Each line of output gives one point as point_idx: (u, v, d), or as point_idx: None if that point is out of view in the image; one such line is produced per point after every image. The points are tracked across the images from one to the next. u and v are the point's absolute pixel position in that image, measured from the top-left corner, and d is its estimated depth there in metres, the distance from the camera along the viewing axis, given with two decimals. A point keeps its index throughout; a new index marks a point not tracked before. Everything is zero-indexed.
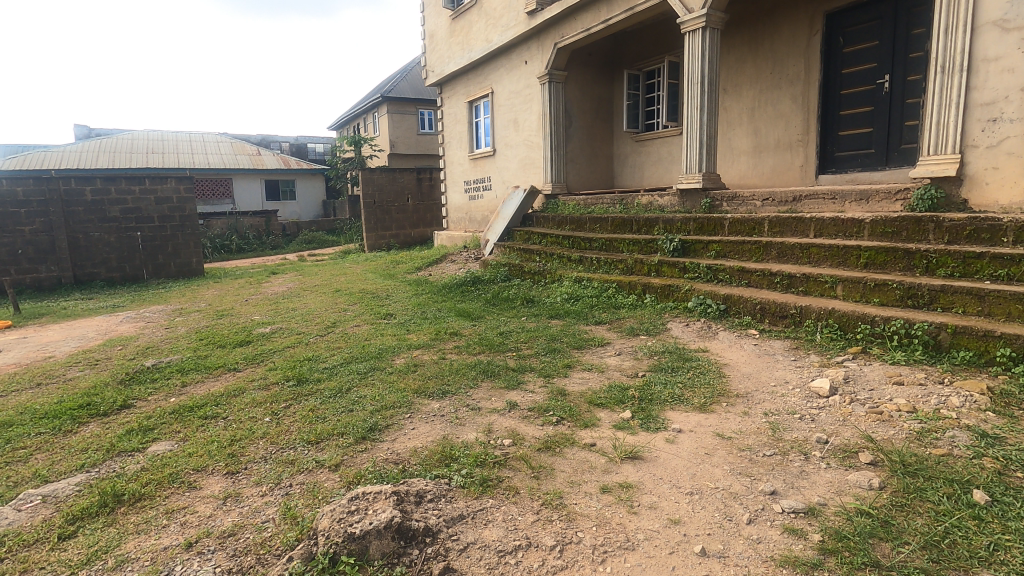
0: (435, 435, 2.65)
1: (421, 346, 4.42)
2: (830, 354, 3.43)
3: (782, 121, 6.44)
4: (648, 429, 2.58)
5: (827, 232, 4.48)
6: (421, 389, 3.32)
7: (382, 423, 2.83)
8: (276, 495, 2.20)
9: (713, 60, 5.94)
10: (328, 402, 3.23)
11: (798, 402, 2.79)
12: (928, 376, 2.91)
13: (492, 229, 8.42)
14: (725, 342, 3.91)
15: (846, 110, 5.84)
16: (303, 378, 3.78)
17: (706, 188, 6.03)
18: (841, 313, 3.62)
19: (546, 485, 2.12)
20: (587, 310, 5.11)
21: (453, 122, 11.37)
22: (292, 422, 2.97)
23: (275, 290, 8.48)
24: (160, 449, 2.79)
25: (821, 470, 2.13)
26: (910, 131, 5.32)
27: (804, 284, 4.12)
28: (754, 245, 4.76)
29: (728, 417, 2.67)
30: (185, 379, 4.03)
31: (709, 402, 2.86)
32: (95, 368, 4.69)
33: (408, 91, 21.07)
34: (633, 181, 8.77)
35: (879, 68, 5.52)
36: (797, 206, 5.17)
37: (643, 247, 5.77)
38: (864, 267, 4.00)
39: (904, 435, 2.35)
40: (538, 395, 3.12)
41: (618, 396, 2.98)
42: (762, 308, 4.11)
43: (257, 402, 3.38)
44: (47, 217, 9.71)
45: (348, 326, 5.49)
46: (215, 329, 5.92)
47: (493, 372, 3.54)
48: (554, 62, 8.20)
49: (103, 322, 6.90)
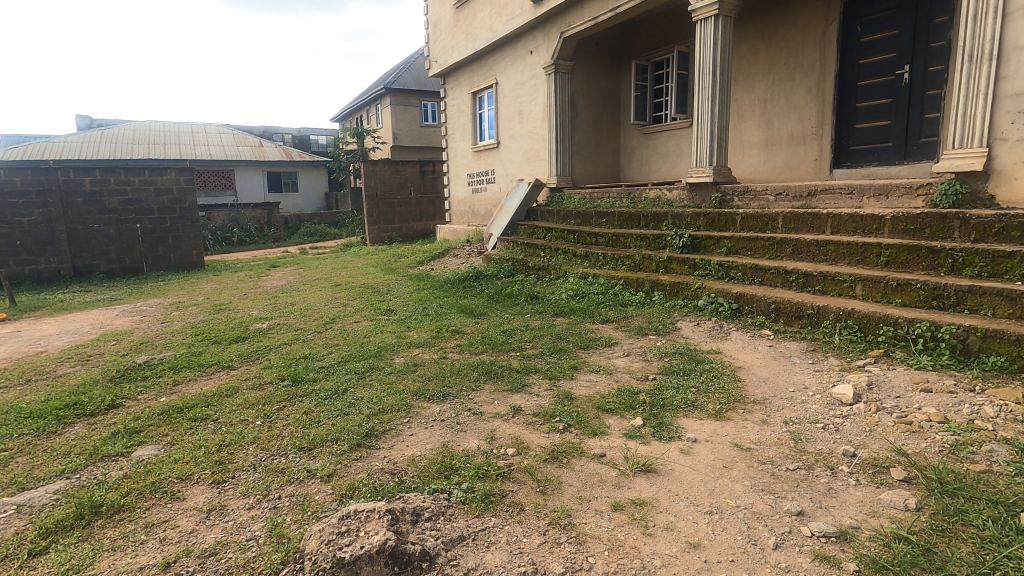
0: (435, 442, 2.51)
1: (421, 345, 4.26)
2: (850, 357, 3.26)
3: (795, 114, 6.24)
4: (661, 438, 2.42)
5: (845, 229, 4.30)
6: (420, 391, 3.17)
7: (379, 428, 2.68)
8: (263, 508, 2.05)
9: (725, 49, 5.73)
10: (324, 404, 3.10)
11: (820, 409, 2.63)
12: (958, 384, 2.73)
13: (496, 223, 8.21)
14: (737, 343, 3.75)
15: (863, 102, 5.64)
16: (298, 377, 3.63)
17: (717, 181, 5.84)
18: (861, 313, 3.46)
19: (552, 501, 1.97)
20: (594, 307, 4.94)
21: (457, 113, 11.16)
22: (284, 426, 2.83)
23: (275, 284, 8.33)
24: (146, 454, 2.65)
25: (851, 488, 1.97)
26: (930, 124, 5.13)
27: (821, 282, 3.94)
28: (767, 241, 4.59)
29: (746, 426, 2.51)
30: (178, 377, 3.90)
31: (725, 408, 2.70)
32: (88, 364, 4.57)
33: (411, 83, 20.83)
34: (641, 175, 8.58)
35: (899, 57, 5.30)
36: (812, 201, 4.99)
37: (651, 243, 5.60)
38: (884, 265, 3.82)
39: (937, 448, 2.19)
40: (544, 399, 2.97)
41: (628, 401, 2.82)
42: (776, 307, 3.94)
43: (250, 403, 3.24)
44: (46, 208, 9.60)
45: (347, 322, 5.34)
46: (211, 324, 5.78)
47: (496, 374, 3.39)
48: (560, 51, 7.98)
49: (99, 316, 6.78)
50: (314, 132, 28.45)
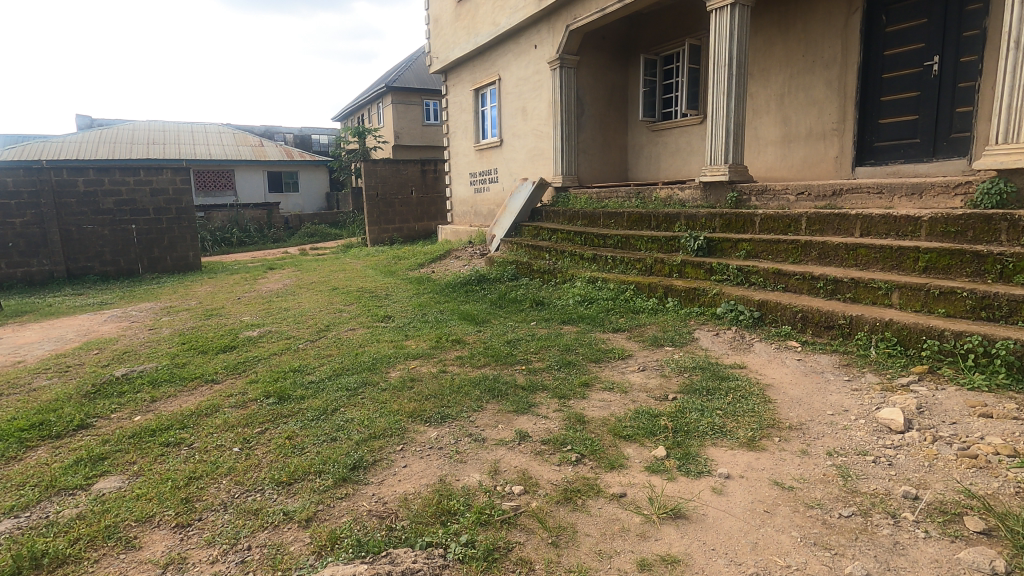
0: (431, 477, 2.22)
1: (419, 356, 3.97)
2: (891, 374, 2.96)
3: (814, 108, 5.93)
4: (688, 474, 2.12)
5: (876, 231, 3.99)
6: (416, 412, 2.87)
7: (368, 458, 2.39)
8: (229, 563, 1.77)
9: (743, 40, 5.41)
10: (309, 427, 2.80)
11: (866, 438, 2.32)
12: (1021, 409, 2.42)
13: (499, 223, 7.93)
14: (762, 356, 3.45)
15: (888, 95, 5.32)
16: (284, 395, 3.33)
17: (732, 180, 5.52)
18: (900, 325, 3.16)
19: (567, 558, 1.67)
20: (603, 314, 4.64)
21: (458, 111, 10.87)
22: (264, 454, 2.54)
23: (270, 288, 8.04)
24: (107, 487, 2.36)
25: (921, 543, 1.66)
26: (962, 119, 4.82)
27: (852, 290, 3.63)
28: (790, 244, 4.28)
29: (784, 459, 2.21)
30: (156, 393, 3.61)
31: (758, 436, 2.39)
32: (65, 376, 4.29)
33: (413, 81, 20.55)
34: (649, 174, 8.28)
35: (928, 47, 4.99)
36: (837, 200, 4.68)
37: (663, 245, 5.29)
38: (922, 271, 3.51)
39: (1014, 490, 1.88)
40: (554, 423, 2.67)
41: (648, 426, 2.53)
42: (804, 316, 3.64)
43: (229, 425, 2.96)
44: (39, 209, 9.36)
45: (342, 330, 5.04)
46: (199, 331, 5.50)
47: (500, 392, 3.08)
48: (566, 45, 7.66)
49: (86, 322, 6.50)
50: (315, 130, 28.17)
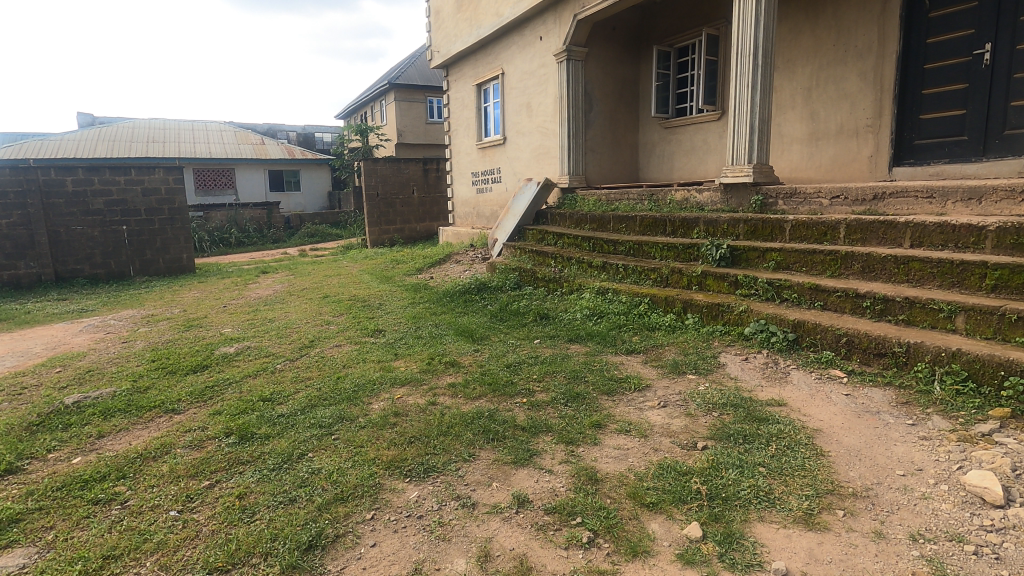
0: (404, 564, 1.75)
1: (407, 382, 3.50)
2: (964, 418, 2.46)
3: (845, 103, 5.41)
4: (734, 567, 1.65)
5: (930, 241, 3.50)
6: (395, 462, 2.40)
7: (329, 533, 1.92)
8: None
9: (769, 26, 4.91)
10: (266, 482, 2.33)
11: (957, 515, 1.83)
12: None
13: (502, 227, 7.46)
14: (802, 389, 2.96)
15: (931, 88, 4.81)
16: (246, 433, 2.87)
17: (757, 182, 5.01)
18: (971, 356, 2.66)
19: None
20: (615, 331, 4.16)
21: (460, 107, 10.38)
22: (206, 522, 2.07)
23: (259, 294, 7.60)
24: (6, 568, 1.89)
25: None
26: (1017, 113, 4.30)
27: (905, 311, 3.14)
28: (827, 255, 3.77)
29: (855, 545, 1.73)
30: (106, 427, 3.16)
31: (816, 508, 1.91)
32: (17, 401, 3.84)
33: (416, 79, 20.09)
34: (662, 174, 7.77)
35: (979, 34, 4.48)
36: (878, 205, 4.18)
37: (681, 253, 4.79)
38: (990, 289, 3.02)
39: None
40: (559, 481, 2.19)
41: (675, 490, 2.05)
42: (848, 341, 3.15)
43: (176, 475, 2.49)
44: (26, 210, 8.92)
45: (327, 347, 4.58)
46: (173, 346, 5.05)
47: (497, 435, 2.61)
48: (573, 35, 7.16)
49: (61, 332, 6.07)
50: (318, 130, 27.80)
